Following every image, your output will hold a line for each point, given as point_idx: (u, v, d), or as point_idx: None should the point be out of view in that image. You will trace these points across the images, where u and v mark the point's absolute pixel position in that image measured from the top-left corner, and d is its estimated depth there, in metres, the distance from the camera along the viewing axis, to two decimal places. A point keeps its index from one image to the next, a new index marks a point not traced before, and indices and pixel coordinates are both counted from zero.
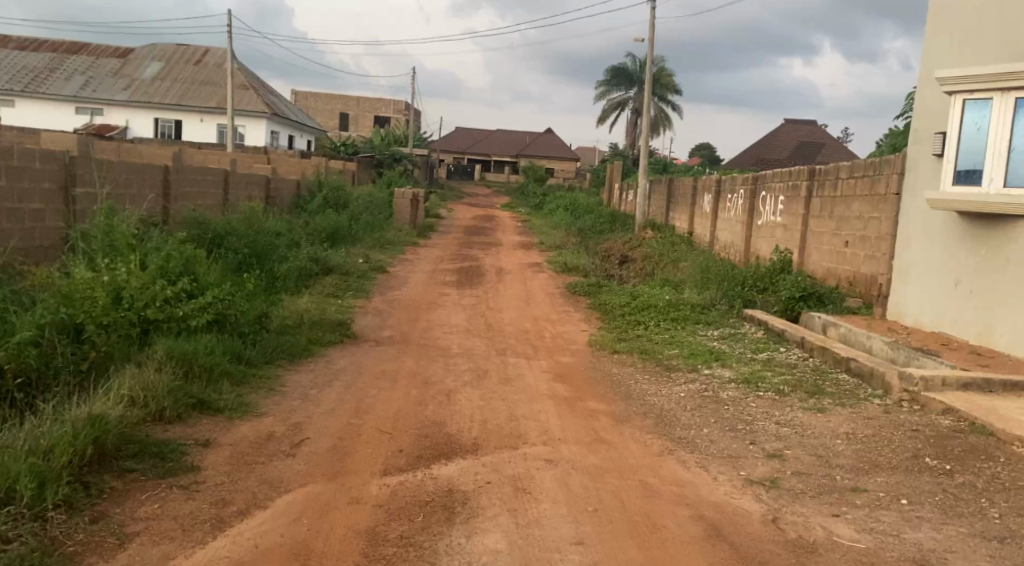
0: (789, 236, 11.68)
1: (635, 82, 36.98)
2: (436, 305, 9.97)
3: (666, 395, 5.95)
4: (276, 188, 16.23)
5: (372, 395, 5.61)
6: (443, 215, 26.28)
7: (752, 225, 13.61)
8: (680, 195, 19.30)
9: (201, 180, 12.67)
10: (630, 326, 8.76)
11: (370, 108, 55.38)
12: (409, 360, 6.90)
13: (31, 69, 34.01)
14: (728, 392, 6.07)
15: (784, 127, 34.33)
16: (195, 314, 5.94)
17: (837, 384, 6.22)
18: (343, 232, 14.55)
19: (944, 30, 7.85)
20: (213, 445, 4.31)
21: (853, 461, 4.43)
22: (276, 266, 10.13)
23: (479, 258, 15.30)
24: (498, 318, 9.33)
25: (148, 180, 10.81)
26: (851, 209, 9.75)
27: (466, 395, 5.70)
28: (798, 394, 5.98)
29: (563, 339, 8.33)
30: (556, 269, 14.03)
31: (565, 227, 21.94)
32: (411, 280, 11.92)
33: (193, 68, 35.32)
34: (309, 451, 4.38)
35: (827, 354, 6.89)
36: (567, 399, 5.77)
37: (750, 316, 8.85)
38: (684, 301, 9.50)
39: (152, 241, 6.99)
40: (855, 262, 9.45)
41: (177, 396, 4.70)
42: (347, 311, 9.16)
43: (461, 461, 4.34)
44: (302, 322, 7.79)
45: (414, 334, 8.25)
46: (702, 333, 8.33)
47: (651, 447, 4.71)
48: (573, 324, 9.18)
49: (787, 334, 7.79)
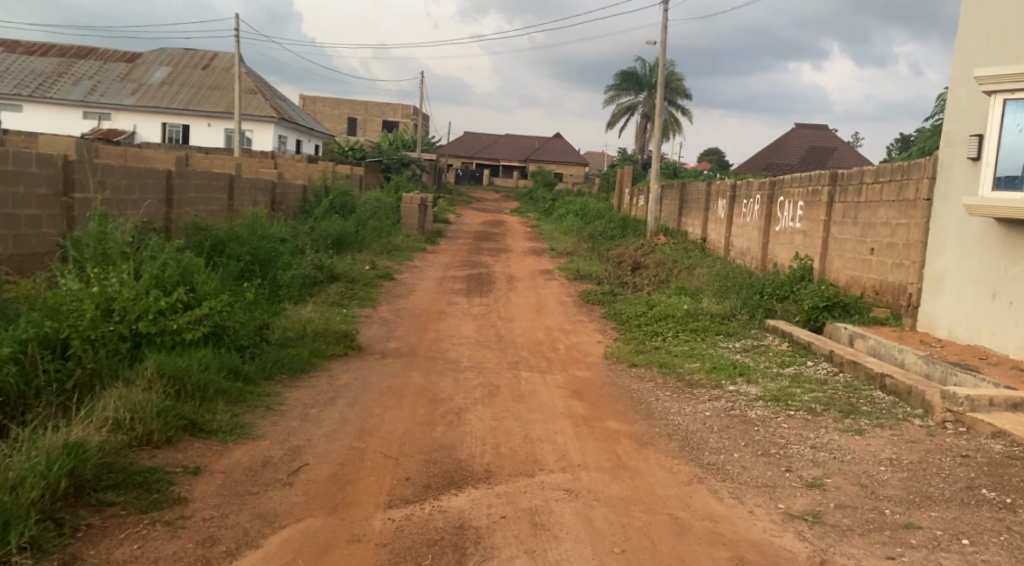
0: (809, 243, 11.30)
1: (645, 85, 36.67)
2: (445, 315, 9.62)
3: (690, 414, 5.58)
4: (282, 193, 15.95)
5: (377, 414, 5.26)
6: (452, 220, 25.96)
7: (769, 231, 13.23)
8: (693, 200, 18.91)
9: (205, 185, 12.39)
10: (647, 337, 8.39)
11: (378, 112, 55.17)
12: (417, 375, 6.55)
13: (40, 73, 33.94)
14: (757, 410, 5.70)
15: (794, 131, 33.94)
16: (190, 327, 5.60)
17: (872, 402, 5.83)
18: (350, 238, 14.26)
19: (980, 28, 7.49)
20: (203, 473, 3.96)
21: (901, 492, 4.04)
22: (280, 274, 9.82)
23: (488, 264, 14.97)
24: (509, 328, 8.97)
25: (150, 185, 10.53)
26: (877, 215, 9.36)
27: (477, 414, 5.35)
28: (832, 413, 5.60)
29: (578, 351, 7.97)
30: (568, 275, 13.66)
31: (576, 232, 21.57)
32: (419, 288, 11.59)
33: (201, 73, 35.20)
34: (307, 480, 4.03)
35: (860, 370, 6.49)
36: (585, 418, 5.40)
37: (773, 326, 8.47)
38: (702, 310, 9.14)
39: (149, 250, 6.68)
40: (881, 270, 9.07)
41: (167, 418, 4.35)
42: (352, 321, 8.83)
43: (473, 491, 3.98)
44: (304, 334, 7.44)
45: (422, 345, 7.91)
46: (723, 345, 7.96)
47: (678, 475, 4.35)
48: (587, 334, 8.81)
49: (813, 346, 7.42)
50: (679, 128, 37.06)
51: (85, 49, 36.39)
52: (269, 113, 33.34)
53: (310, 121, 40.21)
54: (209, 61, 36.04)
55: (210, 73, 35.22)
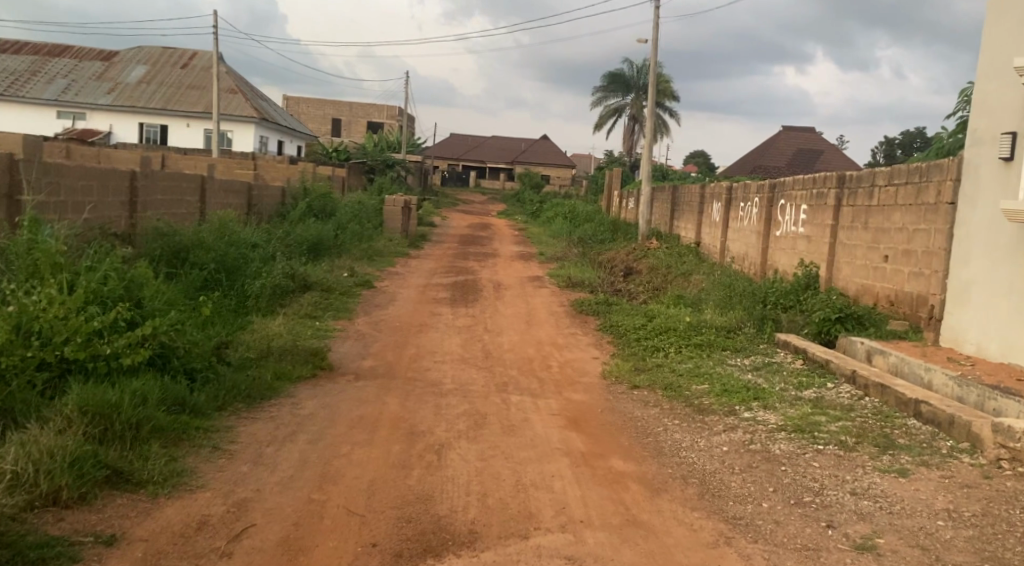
0: (814, 249, 10.65)
1: (633, 87, 36.06)
2: (427, 327, 8.89)
3: (705, 450, 4.88)
4: (257, 196, 15.16)
5: (344, 454, 4.52)
6: (437, 223, 25.20)
7: (769, 236, 12.57)
8: (685, 203, 18.24)
9: (172, 187, 11.63)
10: (647, 353, 7.70)
11: (362, 114, 54.27)
12: (394, 401, 5.81)
13: (12, 72, 32.95)
14: (780, 445, 5.01)
15: (782, 134, 33.43)
16: (129, 351, 4.83)
17: (907, 433, 5.14)
18: (328, 243, 13.50)
19: (1009, 15, 6.88)
20: (120, 542, 3.21)
21: (974, 559, 3.35)
22: (248, 283, 9.06)
23: (474, 270, 14.24)
24: (497, 343, 8.24)
25: (110, 187, 9.80)
26: (891, 219, 8.72)
27: (461, 452, 4.62)
28: (866, 448, 4.91)
29: (572, 370, 7.26)
30: (558, 282, 12.95)
31: (564, 236, 20.86)
32: (400, 297, 10.84)
33: (179, 71, 34.29)
34: (251, 548, 3.28)
35: (889, 395, 5.80)
36: (585, 456, 4.68)
37: (784, 340, 7.78)
38: (705, 322, 8.45)
39: (91, 260, 5.93)
40: (897, 279, 8.43)
41: (85, 468, 3.59)
42: (325, 336, 8.07)
43: (454, 562, 3.24)
44: (269, 354, 6.69)
45: (400, 364, 7.17)
46: (732, 363, 7.27)
47: (700, 534, 3.65)
48: (581, 350, 8.10)
49: (832, 364, 6.74)
50: (666, 130, 36.46)
51: (59, 47, 35.36)
52: (248, 113, 32.45)
53: (291, 122, 39.30)
54: (188, 60, 35.13)
55: (188, 72, 34.33)
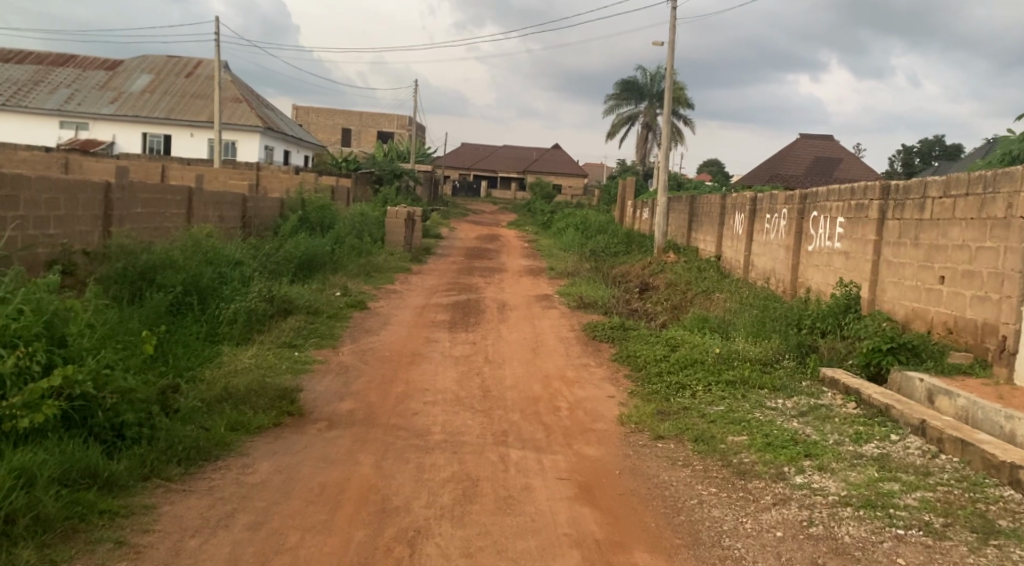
0: (852, 266, 9.56)
1: (646, 95, 35.09)
2: (421, 357, 7.90)
3: (754, 538, 3.85)
4: (251, 209, 14.23)
5: (291, 546, 3.52)
6: (446, 235, 24.23)
7: (799, 251, 11.51)
8: (704, 215, 17.19)
9: (153, 200, 10.71)
10: (672, 392, 6.66)
11: (372, 123, 53.51)
12: (368, 461, 4.79)
13: (16, 82, 32.39)
14: (848, 529, 3.96)
15: (800, 141, 32.34)
16: (28, 411, 3.90)
17: (1007, 511, 4.04)
18: (322, 259, 12.55)
19: None
20: None
21: None
22: (222, 308, 8.12)
23: (479, 288, 13.25)
24: (498, 378, 7.21)
25: (80, 201, 8.91)
26: (948, 235, 7.66)
27: (442, 544, 3.61)
28: (961, 534, 3.84)
29: (585, 413, 6.21)
30: (569, 301, 11.92)
31: (576, 248, 19.80)
32: (394, 320, 9.84)
33: (184, 81, 33.62)
34: None
35: (972, 454, 4.70)
36: (600, 548, 3.67)
37: (830, 378, 6.71)
38: (736, 353, 7.40)
39: (11, 291, 5.01)
40: (957, 304, 7.38)
41: None
42: (301, 371, 7.07)
43: None
44: (229, 396, 5.67)
45: (384, 406, 6.15)
46: (769, 408, 6.20)
47: None
48: (594, 386, 7.06)
49: (893, 410, 5.64)
50: (680, 137, 35.46)
51: (63, 56, 34.75)
52: (253, 122, 31.68)
53: (299, 132, 38.58)
54: (194, 69, 34.49)
55: (193, 81, 33.66)
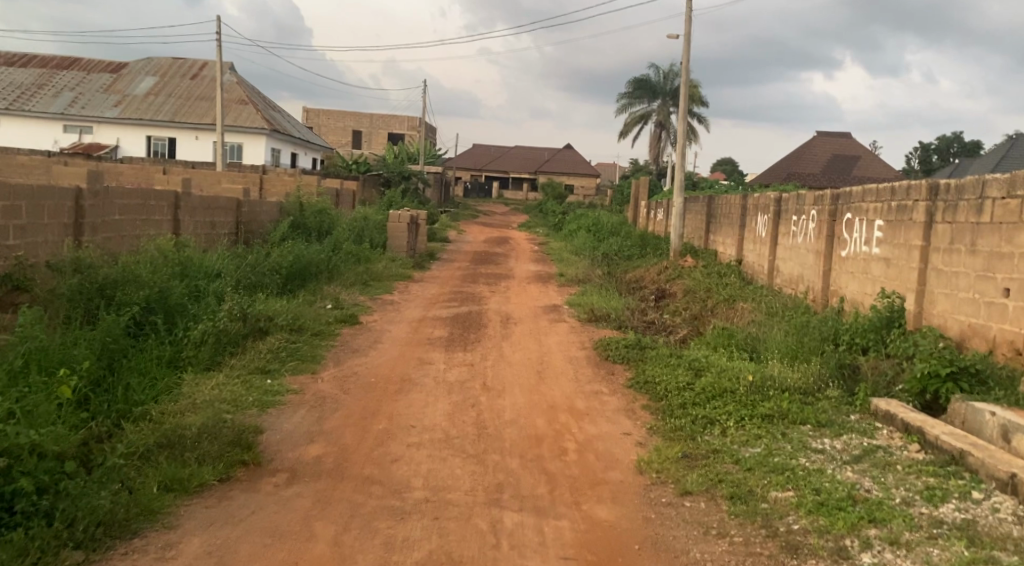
0: (894, 274, 8.54)
1: (659, 92, 34.08)
2: (410, 384, 6.96)
3: None
4: (243, 215, 13.35)
5: None
6: (453, 239, 23.29)
7: (831, 256, 10.47)
8: (723, 216, 16.15)
9: (133, 206, 9.83)
10: (699, 430, 5.69)
11: (381, 125, 52.73)
12: (326, 534, 3.87)
13: (19, 86, 31.78)
14: None
15: (818, 138, 31.28)
16: None
17: None
18: (314, 268, 11.63)
19: None
20: None
21: None
22: (189, 328, 7.21)
23: (483, 298, 12.30)
24: (495, 410, 6.25)
25: (46, 208, 8.02)
26: (1012, 242, 6.66)
27: None
28: None
29: (596, 458, 5.25)
30: (579, 313, 10.96)
31: (588, 253, 18.80)
32: (386, 338, 8.90)
33: (189, 82, 32.91)
34: None
35: None
36: None
37: (886, 412, 5.71)
38: (771, 379, 6.40)
39: None
40: None
41: None
42: (270, 404, 6.15)
43: None
44: (172, 442, 4.73)
45: (359, 451, 5.20)
46: (814, 451, 5.19)
47: None
48: (606, 421, 6.08)
49: (970, 459, 4.62)
50: (694, 136, 34.43)
51: (67, 59, 34.11)
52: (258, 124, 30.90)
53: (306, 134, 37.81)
54: (199, 71, 33.78)
55: (197, 83, 32.94)
